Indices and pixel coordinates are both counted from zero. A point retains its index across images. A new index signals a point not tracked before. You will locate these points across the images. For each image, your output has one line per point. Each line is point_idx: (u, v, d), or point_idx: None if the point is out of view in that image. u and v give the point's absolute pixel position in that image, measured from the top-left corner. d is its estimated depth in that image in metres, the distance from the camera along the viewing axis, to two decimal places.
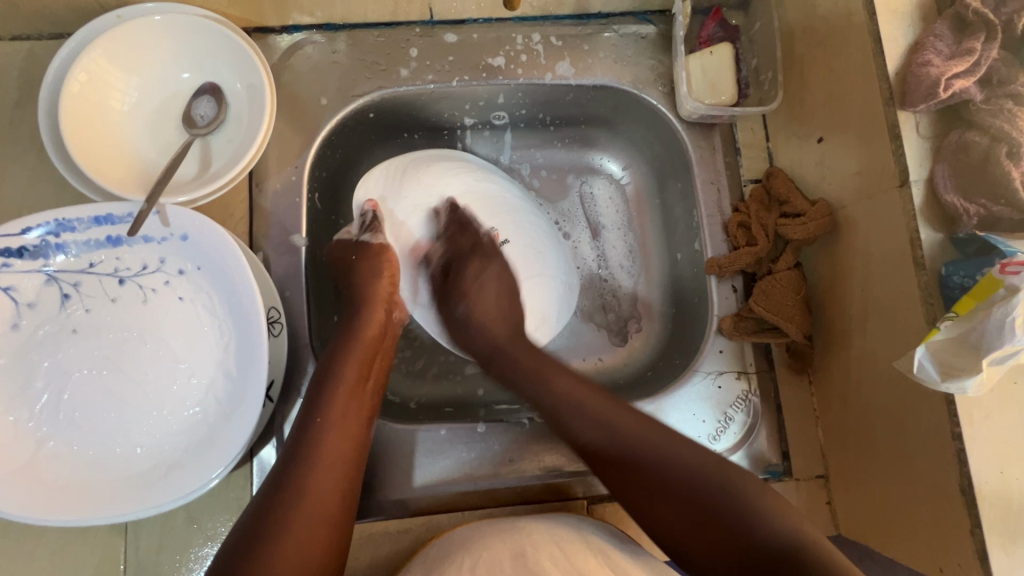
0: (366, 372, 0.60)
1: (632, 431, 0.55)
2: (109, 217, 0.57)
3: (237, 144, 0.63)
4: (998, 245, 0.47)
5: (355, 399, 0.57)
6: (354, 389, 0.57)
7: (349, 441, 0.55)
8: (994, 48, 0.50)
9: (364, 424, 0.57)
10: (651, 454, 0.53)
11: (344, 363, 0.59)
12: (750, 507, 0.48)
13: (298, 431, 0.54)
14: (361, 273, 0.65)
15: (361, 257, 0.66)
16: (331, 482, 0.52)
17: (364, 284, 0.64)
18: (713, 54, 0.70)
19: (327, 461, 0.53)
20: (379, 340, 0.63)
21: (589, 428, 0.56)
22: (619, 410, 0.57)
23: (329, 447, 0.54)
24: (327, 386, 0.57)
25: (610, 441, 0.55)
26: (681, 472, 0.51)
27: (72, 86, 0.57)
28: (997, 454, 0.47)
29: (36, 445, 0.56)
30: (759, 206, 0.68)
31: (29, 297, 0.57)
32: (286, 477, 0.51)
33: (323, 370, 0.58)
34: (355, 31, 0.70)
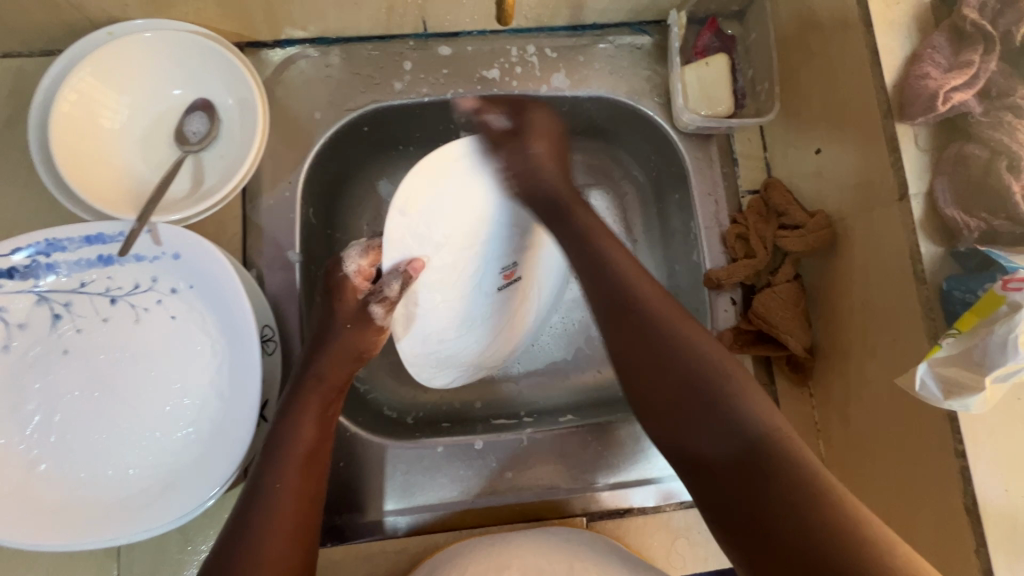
0: (321, 438, 0.53)
1: (699, 351, 0.49)
2: (100, 236, 0.57)
3: (230, 160, 0.62)
4: (999, 260, 0.46)
5: (312, 466, 0.51)
6: (308, 457, 0.51)
7: (306, 509, 0.50)
8: (993, 60, 0.49)
9: (319, 487, 0.52)
10: (698, 368, 0.48)
11: (301, 422, 0.53)
12: (761, 424, 0.44)
13: (243, 505, 0.48)
14: (329, 325, 0.59)
15: (354, 326, 0.59)
16: (288, 557, 0.47)
17: (330, 335, 0.58)
18: (709, 66, 0.69)
19: (279, 546, 0.47)
20: (336, 391, 0.57)
21: (642, 344, 0.50)
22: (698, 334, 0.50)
23: (282, 519, 0.48)
24: (275, 461, 0.50)
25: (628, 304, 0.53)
26: (726, 395, 0.46)
27: (62, 105, 0.56)
28: (1001, 472, 0.46)
29: (28, 468, 0.55)
30: (757, 217, 0.67)
31: (20, 318, 0.56)
32: (236, 552, 0.46)
33: (275, 431, 0.52)
34: (348, 45, 0.70)
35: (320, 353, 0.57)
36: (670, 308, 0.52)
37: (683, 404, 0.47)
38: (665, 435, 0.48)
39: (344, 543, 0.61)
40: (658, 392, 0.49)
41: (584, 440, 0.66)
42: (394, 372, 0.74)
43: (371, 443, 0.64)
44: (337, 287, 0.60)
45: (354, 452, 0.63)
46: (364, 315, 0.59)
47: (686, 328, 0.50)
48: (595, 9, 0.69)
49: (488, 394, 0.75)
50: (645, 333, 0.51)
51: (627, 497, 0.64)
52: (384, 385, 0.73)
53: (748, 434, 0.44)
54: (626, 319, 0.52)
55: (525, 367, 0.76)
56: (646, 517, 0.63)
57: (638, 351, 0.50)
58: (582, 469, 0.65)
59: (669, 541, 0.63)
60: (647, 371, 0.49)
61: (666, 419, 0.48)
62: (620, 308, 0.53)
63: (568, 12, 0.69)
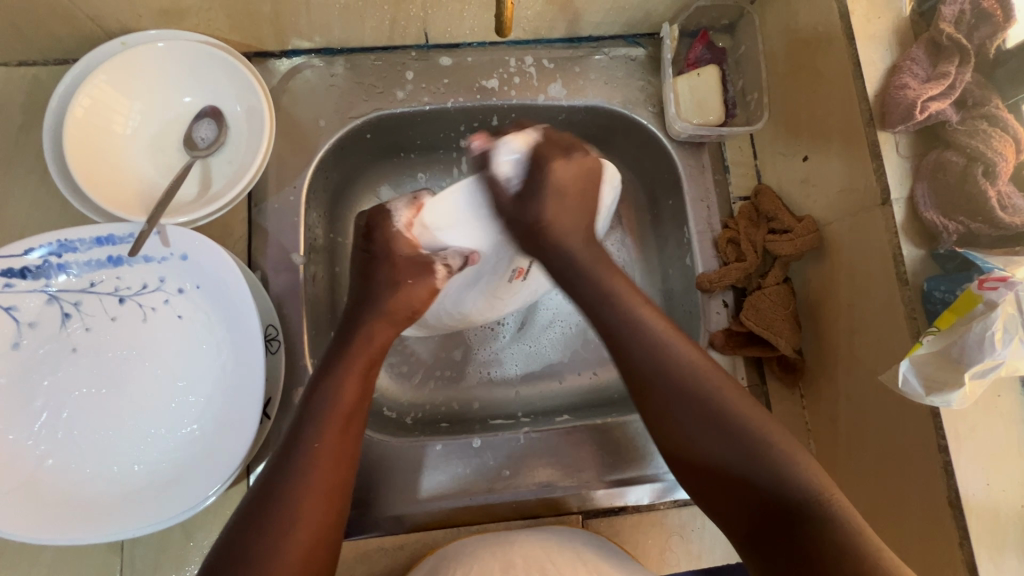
0: (364, 390, 0.56)
1: (742, 417, 0.50)
2: (111, 237, 0.58)
3: (237, 165, 0.64)
4: (976, 261, 0.49)
5: (350, 420, 0.53)
6: (348, 413, 0.53)
7: (345, 458, 0.52)
8: (968, 71, 0.52)
9: (356, 441, 0.54)
10: (741, 434, 0.49)
11: (346, 373, 0.56)
12: (804, 482, 0.46)
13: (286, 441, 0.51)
14: (378, 279, 0.62)
15: (415, 280, 0.61)
16: (322, 511, 0.48)
17: (384, 291, 0.62)
18: (700, 77, 0.72)
19: (318, 482, 0.49)
20: (379, 352, 0.60)
21: (678, 411, 0.52)
22: (736, 395, 0.51)
23: (322, 462, 0.50)
24: (319, 406, 0.53)
25: (665, 377, 0.53)
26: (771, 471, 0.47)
27: (76, 111, 0.58)
28: (981, 465, 0.48)
29: (35, 463, 0.56)
30: (748, 222, 0.69)
31: (30, 316, 0.58)
32: (278, 486, 0.48)
33: (321, 381, 0.55)
34: (352, 55, 0.72)
35: (370, 311, 0.61)
36: (706, 370, 0.53)
37: (726, 466, 0.49)
38: (705, 486, 0.51)
39: (343, 539, 0.62)
40: (699, 459, 0.51)
41: (580, 440, 0.67)
42: (394, 373, 0.75)
43: (371, 441, 0.65)
44: (389, 249, 0.62)
45: None
46: (426, 267, 0.62)
47: (729, 389, 0.52)
48: (591, 22, 0.71)
49: (486, 394, 0.76)
50: (684, 400, 0.52)
51: (622, 496, 0.65)
52: (384, 387, 0.74)
53: (790, 493, 0.46)
54: (660, 388, 0.53)
55: (523, 369, 0.77)
56: (640, 515, 0.65)
57: (676, 420, 0.52)
58: (580, 467, 0.66)
59: (664, 539, 0.64)
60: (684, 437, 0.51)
61: (708, 474, 0.50)
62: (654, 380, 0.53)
63: (565, 25, 0.71)
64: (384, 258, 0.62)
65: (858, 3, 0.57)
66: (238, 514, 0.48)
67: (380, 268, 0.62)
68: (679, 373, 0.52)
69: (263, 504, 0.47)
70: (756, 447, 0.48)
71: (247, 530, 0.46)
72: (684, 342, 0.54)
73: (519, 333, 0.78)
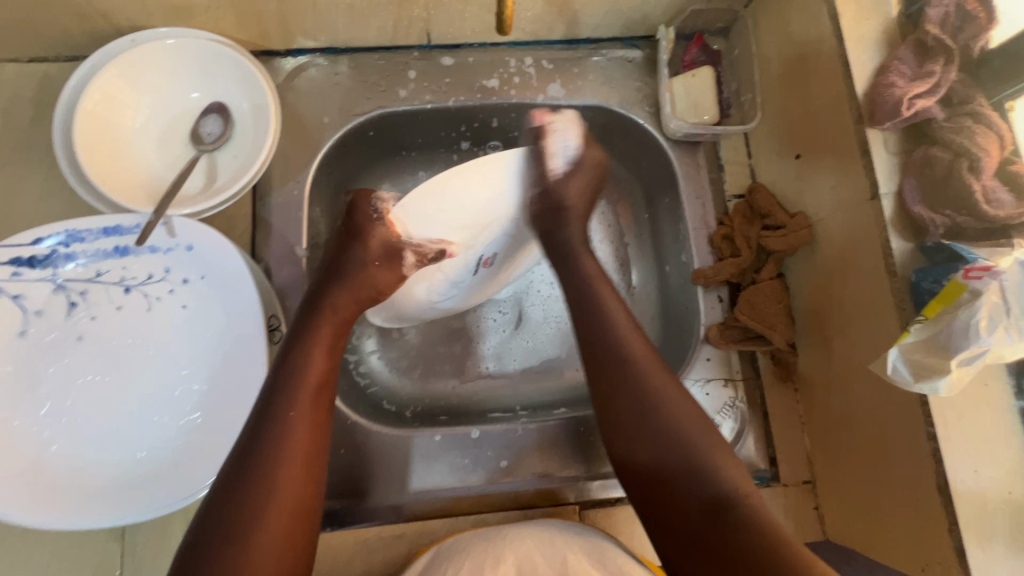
0: (333, 365, 0.56)
1: (678, 420, 0.52)
2: (117, 228, 0.60)
3: (242, 160, 0.66)
4: (963, 252, 0.50)
5: (321, 392, 0.54)
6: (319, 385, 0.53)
7: (317, 435, 0.52)
8: (953, 70, 0.53)
9: (326, 419, 0.53)
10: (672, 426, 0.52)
11: (311, 353, 0.55)
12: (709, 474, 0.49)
13: (246, 445, 0.49)
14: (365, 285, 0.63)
15: (381, 262, 0.61)
16: (302, 481, 0.49)
17: (355, 267, 0.60)
18: (695, 77, 0.74)
19: (292, 452, 0.49)
20: (344, 327, 0.59)
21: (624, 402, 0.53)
22: (677, 395, 0.53)
23: (295, 443, 0.50)
24: (290, 379, 0.53)
25: (615, 363, 0.55)
26: (697, 461, 0.50)
27: (86, 104, 0.60)
28: (970, 453, 0.49)
29: (39, 449, 0.57)
30: (742, 219, 0.71)
31: (37, 305, 0.59)
32: (253, 458, 0.48)
33: (288, 357, 0.54)
34: (357, 55, 0.74)
35: (337, 284, 0.60)
36: (649, 359, 0.55)
37: (654, 460, 0.51)
38: (637, 477, 0.52)
39: (344, 528, 0.63)
40: (636, 441, 0.52)
41: (577, 432, 0.68)
42: (392, 367, 0.76)
43: (370, 432, 0.65)
44: (368, 228, 0.61)
45: (353, 440, 0.65)
46: (396, 254, 0.61)
47: (672, 391, 0.53)
48: (590, 25, 0.73)
49: (485, 385, 0.77)
50: (628, 387, 0.54)
51: (618, 487, 0.66)
52: (384, 380, 0.75)
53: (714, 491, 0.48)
54: (611, 376, 0.55)
55: (520, 365, 0.78)
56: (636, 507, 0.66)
57: (620, 410, 0.53)
58: (576, 460, 0.67)
59: None
60: (625, 424, 0.53)
61: (646, 460, 0.51)
62: (611, 364, 0.55)
63: (564, 26, 0.73)
64: (358, 235, 0.61)
65: (846, 5, 0.59)
66: (213, 498, 0.47)
67: (354, 245, 0.61)
68: (627, 363, 0.55)
69: (240, 477, 0.47)
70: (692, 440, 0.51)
71: (218, 536, 0.44)
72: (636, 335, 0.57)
73: (517, 328, 0.79)
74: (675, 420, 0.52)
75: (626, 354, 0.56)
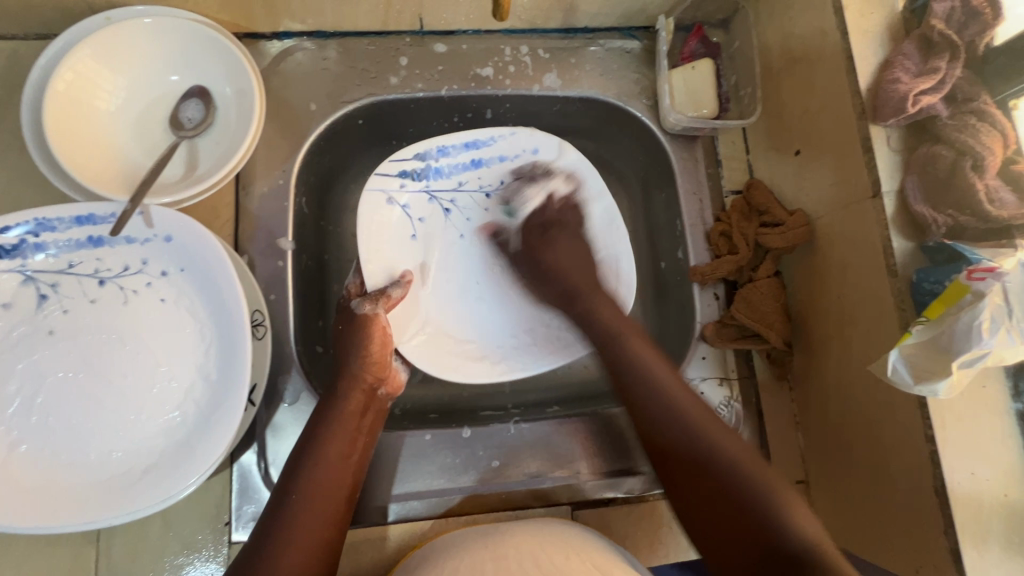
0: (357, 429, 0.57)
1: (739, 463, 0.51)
2: (91, 217, 0.56)
3: (225, 147, 0.63)
4: (965, 253, 0.49)
5: (353, 445, 0.56)
6: (346, 444, 0.56)
7: (338, 486, 0.54)
8: (958, 67, 0.52)
9: (354, 471, 0.56)
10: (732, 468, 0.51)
11: (340, 408, 0.57)
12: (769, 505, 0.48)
13: (290, 467, 0.54)
14: (348, 346, 0.60)
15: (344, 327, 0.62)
16: (325, 528, 0.51)
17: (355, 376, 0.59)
18: (695, 70, 0.72)
19: (311, 504, 0.52)
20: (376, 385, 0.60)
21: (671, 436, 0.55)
22: (728, 438, 0.54)
23: (319, 493, 0.52)
24: (320, 433, 0.55)
25: (660, 400, 0.57)
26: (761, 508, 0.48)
27: (57, 85, 0.56)
28: (967, 455, 0.49)
29: (8, 449, 0.54)
30: (740, 216, 0.70)
31: (5, 297, 0.56)
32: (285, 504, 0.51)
33: (321, 415, 0.57)
34: (345, 39, 0.71)
35: (351, 351, 0.59)
36: (693, 402, 0.56)
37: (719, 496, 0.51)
38: (712, 518, 0.51)
39: None
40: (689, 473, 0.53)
41: (570, 431, 0.67)
42: None
43: None
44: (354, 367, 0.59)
45: None
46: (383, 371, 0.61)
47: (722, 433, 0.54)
48: (587, 13, 0.71)
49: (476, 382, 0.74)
50: (666, 418, 0.56)
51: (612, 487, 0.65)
52: None
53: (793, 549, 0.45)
54: (655, 412, 0.57)
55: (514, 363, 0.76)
56: (630, 507, 0.65)
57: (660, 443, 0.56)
58: (570, 459, 0.66)
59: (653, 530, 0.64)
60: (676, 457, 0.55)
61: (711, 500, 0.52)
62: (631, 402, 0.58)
63: (561, 15, 0.71)
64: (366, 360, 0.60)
65: None
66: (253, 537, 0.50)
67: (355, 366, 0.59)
68: (654, 385, 0.57)
69: (270, 519, 0.50)
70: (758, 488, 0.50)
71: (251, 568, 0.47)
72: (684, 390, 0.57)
73: None
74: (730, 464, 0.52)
75: (666, 389, 0.57)
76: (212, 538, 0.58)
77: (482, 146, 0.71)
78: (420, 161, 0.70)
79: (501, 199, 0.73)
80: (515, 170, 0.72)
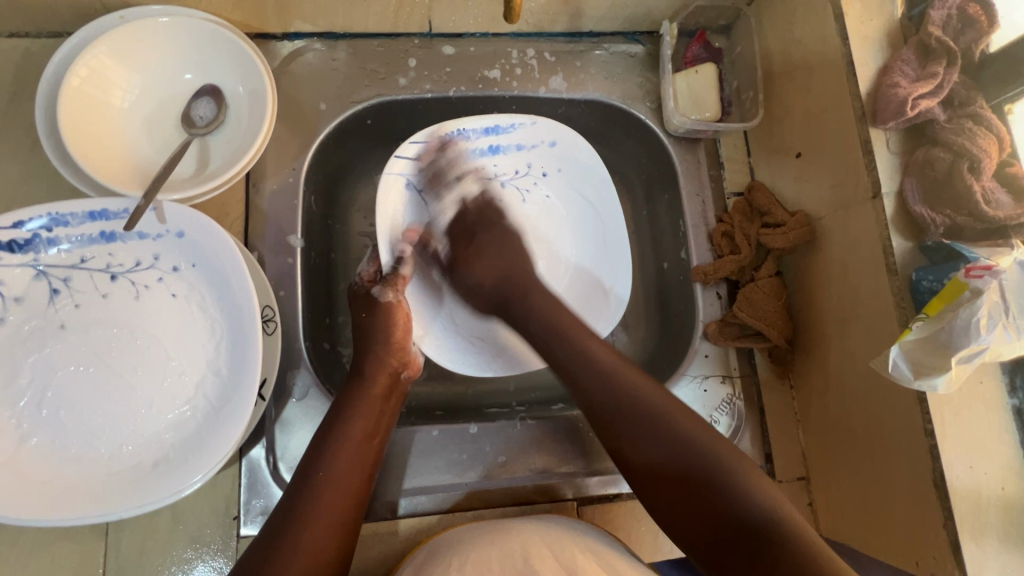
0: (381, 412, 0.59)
1: (683, 431, 0.52)
2: (104, 212, 0.57)
3: (236, 145, 0.64)
4: (962, 252, 0.51)
5: (379, 423, 0.58)
6: (372, 422, 0.57)
7: (365, 460, 0.56)
8: (955, 73, 0.54)
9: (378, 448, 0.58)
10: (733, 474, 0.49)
11: (366, 387, 0.59)
12: (760, 507, 0.47)
13: (317, 443, 0.55)
14: (372, 329, 0.63)
15: (371, 314, 0.63)
16: (349, 500, 0.53)
17: (379, 358, 0.61)
18: (698, 74, 0.74)
19: (340, 476, 0.53)
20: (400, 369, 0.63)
21: (619, 410, 0.55)
22: (656, 394, 0.55)
23: (346, 464, 0.54)
24: (348, 409, 0.57)
25: (604, 383, 0.56)
26: (716, 475, 0.50)
27: (72, 81, 0.57)
28: (965, 450, 0.50)
29: (18, 443, 0.54)
30: (742, 217, 0.71)
31: (17, 291, 0.56)
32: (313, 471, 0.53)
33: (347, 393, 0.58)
34: (355, 40, 0.72)
35: (377, 335, 0.62)
36: (624, 366, 0.57)
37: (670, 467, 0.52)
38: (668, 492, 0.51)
39: None
40: (629, 440, 0.54)
41: (575, 429, 0.68)
42: None
43: None
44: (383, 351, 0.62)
45: None
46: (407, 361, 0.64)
47: (649, 388, 0.55)
48: (593, 17, 0.73)
49: (481, 380, 0.76)
50: (606, 394, 0.56)
51: (617, 484, 0.66)
52: None
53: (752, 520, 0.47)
54: (603, 396, 0.56)
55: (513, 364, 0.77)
56: (634, 502, 0.66)
57: (606, 415, 0.55)
58: (576, 455, 0.67)
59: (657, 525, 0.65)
60: (621, 423, 0.54)
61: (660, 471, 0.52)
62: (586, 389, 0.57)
63: (568, 19, 0.72)
64: (386, 340, 0.62)
65: (851, 5, 0.59)
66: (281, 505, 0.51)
67: (380, 345, 0.62)
68: (607, 370, 0.57)
69: (301, 486, 0.52)
70: (704, 458, 0.51)
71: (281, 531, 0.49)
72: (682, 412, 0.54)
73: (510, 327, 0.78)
74: (674, 433, 0.52)
75: (610, 373, 0.56)
76: (221, 532, 0.59)
77: (503, 132, 0.72)
78: (443, 146, 0.69)
79: (517, 190, 0.74)
80: (530, 159, 0.74)
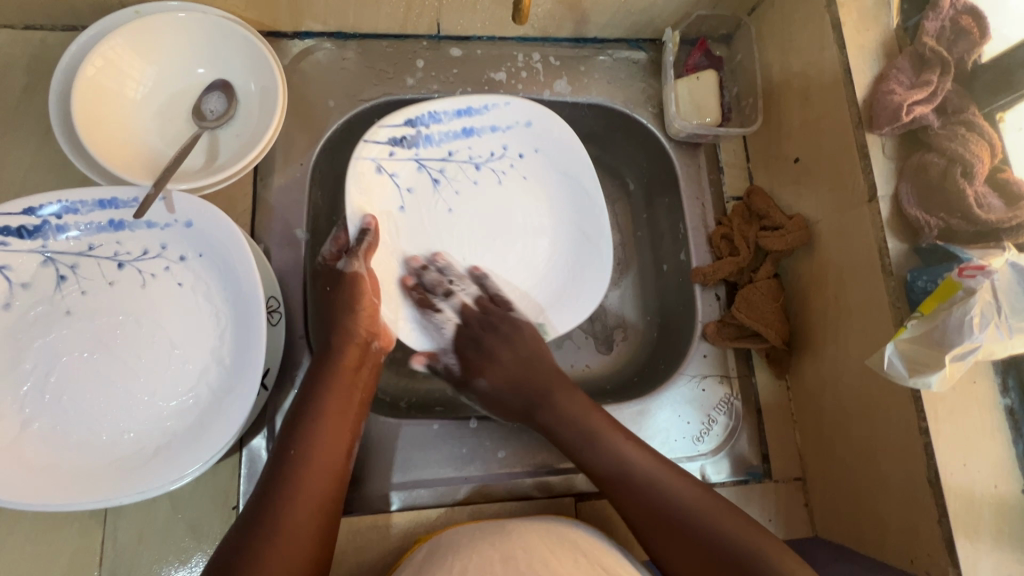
0: (350, 394, 0.58)
1: (653, 470, 0.56)
2: (114, 201, 0.58)
3: (246, 139, 0.65)
4: (956, 253, 0.52)
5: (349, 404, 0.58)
6: (342, 402, 0.57)
7: (340, 443, 0.56)
8: (948, 81, 0.56)
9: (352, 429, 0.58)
10: (728, 534, 0.51)
11: (334, 368, 0.58)
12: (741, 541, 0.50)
13: (291, 427, 0.55)
14: (336, 304, 0.62)
15: (335, 288, 0.63)
16: (326, 485, 0.53)
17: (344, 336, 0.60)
18: (700, 80, 0.74)
19: (314, 460, 0.53)
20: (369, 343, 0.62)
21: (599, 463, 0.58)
22: (644, 453, 0.58)
23: (320, 449, 0.54)
24: (319, 389, 0.57)
25: (577, 432, 0.60)
26: (692, 514, 0.53)
27: (87, 71, 0.58)
28: (959, 447, 0.51)
29: (21, 427, 0.55)
30: (741, 220, 0.72)
31: (24, 277, 0.57)
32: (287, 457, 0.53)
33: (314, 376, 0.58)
34: (364, 40, 0.74)
35: (342, 312, 0.61)
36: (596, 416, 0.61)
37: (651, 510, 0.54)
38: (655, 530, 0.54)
39: None
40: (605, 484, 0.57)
41: None
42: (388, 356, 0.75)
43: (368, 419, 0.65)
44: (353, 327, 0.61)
45: None
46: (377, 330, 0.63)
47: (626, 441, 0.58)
48: (597, 24, 0.75)
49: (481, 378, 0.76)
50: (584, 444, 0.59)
51: None
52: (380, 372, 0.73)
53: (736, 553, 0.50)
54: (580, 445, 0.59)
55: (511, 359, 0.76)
56: None
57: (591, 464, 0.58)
58: None
59: None
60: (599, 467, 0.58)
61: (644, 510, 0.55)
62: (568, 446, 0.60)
63: (573, 25, 0.74)
64: (352, 310, 0.61)
65: (848, 15, 0.61)
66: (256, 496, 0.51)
67: (348, 317, 0.61)
68: (576, 420, 0.60)
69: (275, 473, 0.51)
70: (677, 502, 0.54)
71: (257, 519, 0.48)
72: (644, 451, 0.58)
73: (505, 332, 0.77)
74: (650, 475, 0.56)
75: (578, 420, 0.61)
76: (220, 520, 0.59)
77: (475, 114, 0.72)
78: (411, 127, 0.69)
79: (492, 172, 0.74)
80: (506, 141, 0.74)
